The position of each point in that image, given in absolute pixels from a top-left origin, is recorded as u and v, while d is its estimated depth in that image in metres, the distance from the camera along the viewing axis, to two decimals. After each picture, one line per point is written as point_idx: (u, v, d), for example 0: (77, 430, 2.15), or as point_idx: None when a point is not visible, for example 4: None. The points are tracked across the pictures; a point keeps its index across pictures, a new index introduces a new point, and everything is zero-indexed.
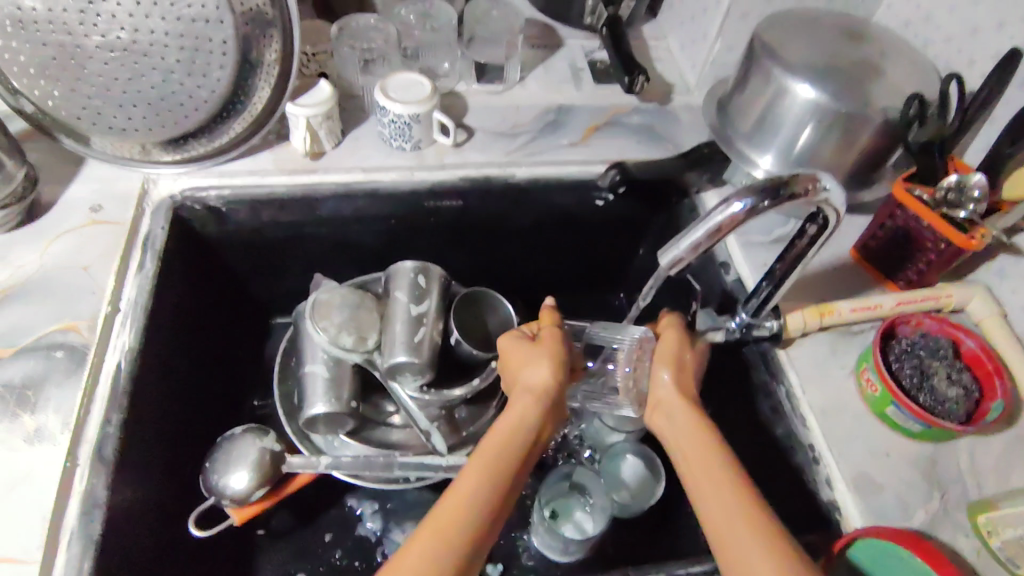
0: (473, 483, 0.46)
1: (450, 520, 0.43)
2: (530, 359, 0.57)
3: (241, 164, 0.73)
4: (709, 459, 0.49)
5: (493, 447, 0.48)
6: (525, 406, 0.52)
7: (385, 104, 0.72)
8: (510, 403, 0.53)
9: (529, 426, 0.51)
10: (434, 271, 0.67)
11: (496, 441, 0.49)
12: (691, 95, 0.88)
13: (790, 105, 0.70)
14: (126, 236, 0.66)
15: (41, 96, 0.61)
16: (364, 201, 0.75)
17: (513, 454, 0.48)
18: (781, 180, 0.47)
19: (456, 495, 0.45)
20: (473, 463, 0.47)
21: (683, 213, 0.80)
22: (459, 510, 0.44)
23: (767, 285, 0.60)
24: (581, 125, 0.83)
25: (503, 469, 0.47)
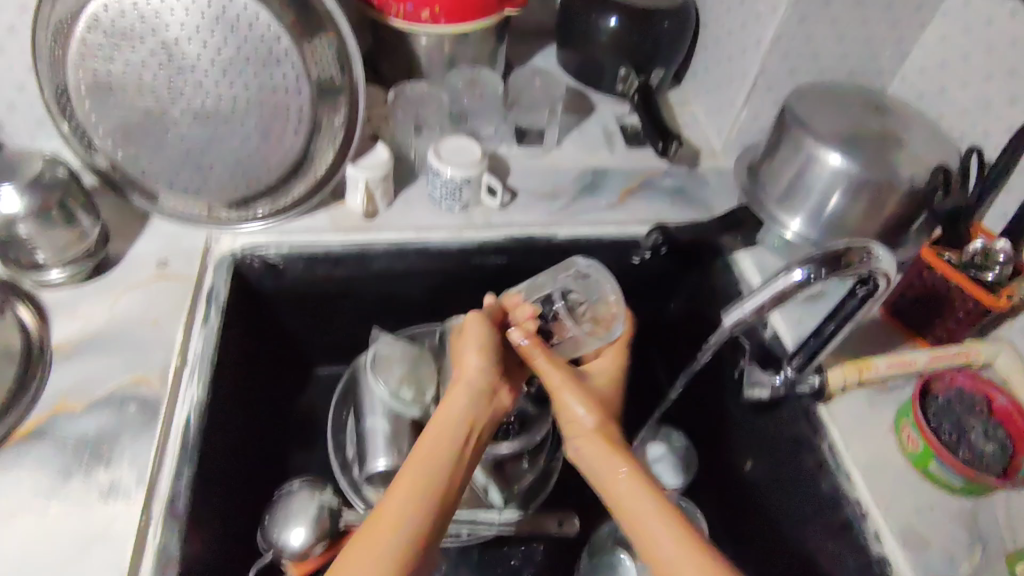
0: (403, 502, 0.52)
1: (404, 523, 0.51)
2: (466, 350, 0.64)
3: (299, 222, 0.76)
4: (626, 471, 0.57)
5: (435, 450, 0.56)
6: (457, 412, 0.59)
7: (439, 167, 0.76)
8: (442, 408, 0.60)
9: (462, 426, 0.58)
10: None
11: (435, 450, 0.56)
12: (718, 158, 0.93)
13: (819, 174, 0.75)
14: (192, 291, 0.68)
15: (122, 158, 0.64)
16: (415, 257, 0.78)
17: (446, 454, 0.56)
18: (839, 251, 0.50)
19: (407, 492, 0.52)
20: (422, 463, 0.55)
21: (716, 270, 0.83)
22: (411, 507, 0.52)
23: (815, 342, 0.63)
24: (617, 187, 0.87)
25: (448, 465, 0.55)
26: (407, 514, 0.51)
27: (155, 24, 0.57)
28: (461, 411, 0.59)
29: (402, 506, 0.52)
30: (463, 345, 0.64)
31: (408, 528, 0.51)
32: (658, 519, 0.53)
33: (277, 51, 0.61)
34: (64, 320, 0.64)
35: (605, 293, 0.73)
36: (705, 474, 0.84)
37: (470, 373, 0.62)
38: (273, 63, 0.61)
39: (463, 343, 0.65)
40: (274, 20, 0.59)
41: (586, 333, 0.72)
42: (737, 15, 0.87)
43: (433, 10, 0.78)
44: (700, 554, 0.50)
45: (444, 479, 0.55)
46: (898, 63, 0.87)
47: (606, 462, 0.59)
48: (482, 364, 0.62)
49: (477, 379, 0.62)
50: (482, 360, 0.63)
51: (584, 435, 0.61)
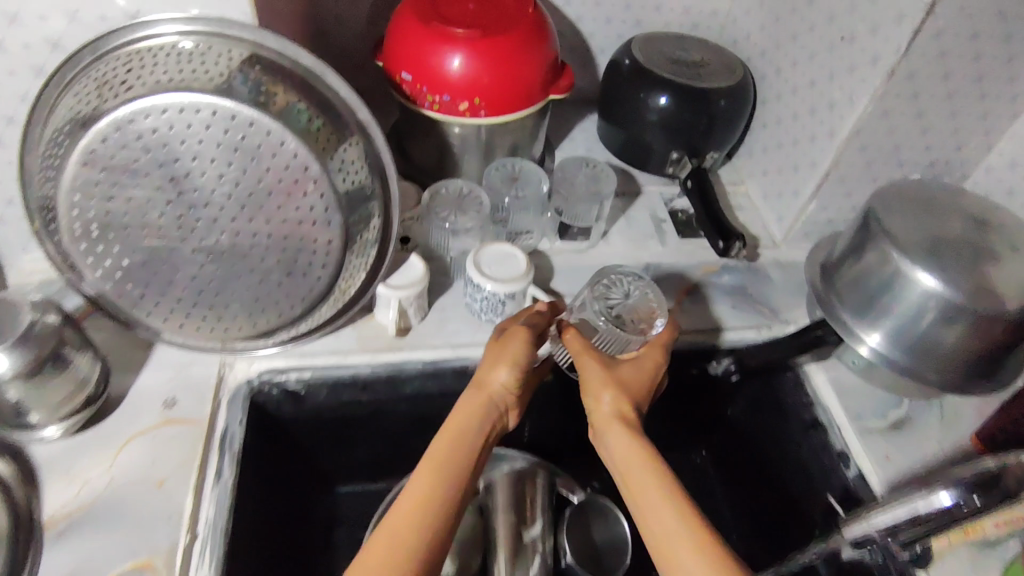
0: (417, 493, 0.51)
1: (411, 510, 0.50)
2: (493, 359, 0.61)
3: (322, 342, 0.67)
4: (659, 488, 0.52)
5: (443, 442, 0.55)
6: (469, 405, 0.58)
7: (480, 281, 0.67)
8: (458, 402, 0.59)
9: (472, 415, 0.58)
10: (536, 483, 0.67)
11: (445, 438, 0.55)
12: (779, 248, 0.85)
13: (908, 293, 0.66)
14: (203, 439, 0.60)
15: (123, 298, 0.55)
16: (452, 378, 0.69)
17: (466, 456, 0.54)
18: (991, 468, 0.49)
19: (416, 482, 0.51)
20: (434, 450, 0.54)
21: (786, 386, 0.74)
22: (420, 497, 0.50)
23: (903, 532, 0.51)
24: (672, 288, 0.79)
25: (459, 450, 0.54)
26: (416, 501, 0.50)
27: (162, 157, 0.49)
28: (475, 403, 0.58)
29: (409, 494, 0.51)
30: (491, 359, 0.61)
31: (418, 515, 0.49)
32: (670, 509, 0.50)
33: (303, 178, 0.52)
34: (59, 483, 0.56)
35: (643, 297, 0.67)
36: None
37: (493, 379, 0.60)
38: (298, 193, 0.52)
39: (489, 354, 0.62)
40: (301, 145, 0.51)
41: (630, 330, 0.65)
42: (805, 98, 0.78)
43: (473, 102, 0.70)
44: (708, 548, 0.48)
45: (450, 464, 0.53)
46: (984, 153, 0.78)
47: (639, 478, 0.54)
48: (507, 375, 0.59)
49: (497, 386, 0.60)
50: (506, 374, 0.60)
51: (615, 446, 0.57)
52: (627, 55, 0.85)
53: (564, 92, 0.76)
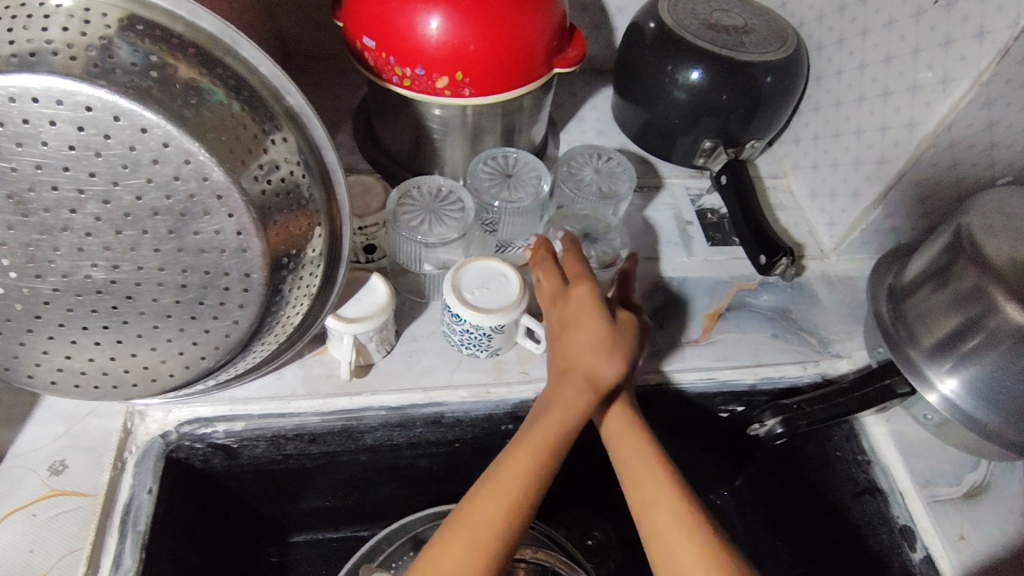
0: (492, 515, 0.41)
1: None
2: (591, 343, 0.49)
3: (260, 384, 0.53)
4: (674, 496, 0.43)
5: (493, 493, 0.42)
6: (533, 437, 0.45)
7: (460, 311, 0.53)
8: (537, 420, 0.46)
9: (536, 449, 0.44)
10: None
11: (494, 488, 0.42)
12: (827, 261, 0.70)
13: (1000, 336, 0.52)
14: (98, 514, 0.47)
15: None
16: (423, 427, 0.56)
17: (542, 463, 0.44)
18: None
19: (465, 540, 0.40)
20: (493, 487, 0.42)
21: (834, 438, 0.61)
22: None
23: None
24: (699, 310, 0.64)
25: (511, 509, 0.42)
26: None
27: None
28: (572, 405, 0.47)
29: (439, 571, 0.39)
30: (585, 336, 0.50)
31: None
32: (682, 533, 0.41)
33: (203, 193, 0.37)
34: None
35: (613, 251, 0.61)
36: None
37: (602, 374, 0.49)
38: (197, 213, 0.38)
39: (578, 328, 0.50)
40: (196, 146, 0.36)
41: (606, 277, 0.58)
42: (876, 77, 0.63)
43: (454, 78, 0.55)
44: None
45: (499, 529, 0.41)
46: None
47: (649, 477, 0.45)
48: (615, 369, 0.49)
49: (602, 382, 0.49)
50: (614, 366, 0.49)
51: (620, 434, 0.49)
52: (652, 17, 0.69)
53: (573, 65, 0.60)
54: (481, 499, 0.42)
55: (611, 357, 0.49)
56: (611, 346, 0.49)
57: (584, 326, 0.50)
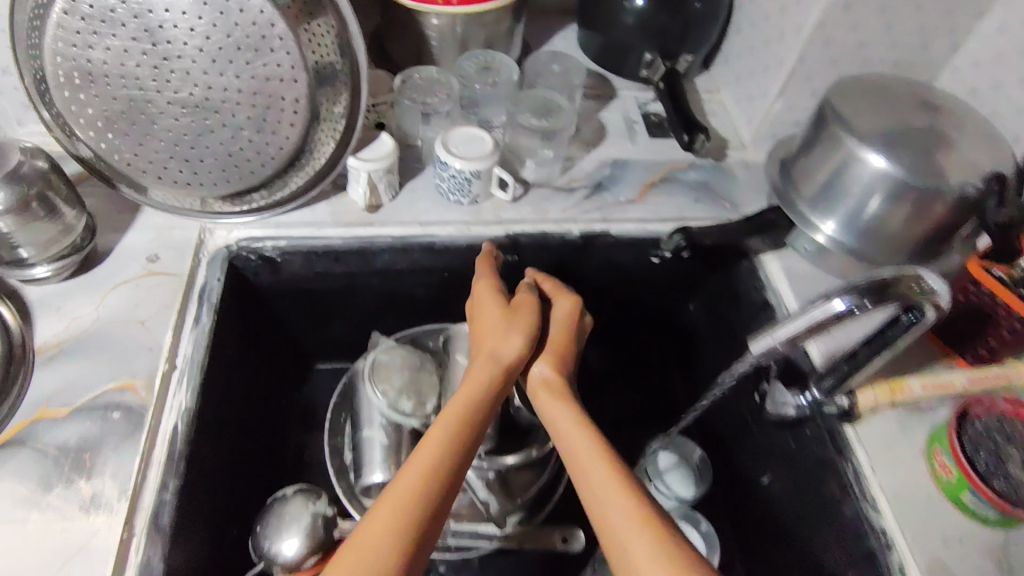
0: (419, 476, 0.48)
1: (381, 539, 0.45)
2: (500, 331, 0.61)
3: (297, 215, 0.71)
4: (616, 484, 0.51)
5: (423, 462, 0.50)
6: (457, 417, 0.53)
7: (447, 159, 0.71)
8: (457, 399, 0.55)
9: (457, 423, 0.53)
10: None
11: (424, 459, 0.50)
12: (746, 151, 0.88)
13: (858, 175, 0.68)
14: (183, 289, 0.65)
15: (106, 149, 0.61)
16: (420, 253, 0.74)
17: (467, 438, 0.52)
18: (883, 278, 0.44)
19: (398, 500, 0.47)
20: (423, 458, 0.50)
21: (741, 274, 0.78)
22: (391, 530, 0.45)
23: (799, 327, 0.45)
24: (637, 180, 0.82)
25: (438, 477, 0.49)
26: (385, 538, 0.45)
27: (137, 8, 0.53)
28: (480, 383, 0.57)
29: (376, 527, 0.45)
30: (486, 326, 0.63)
31: (388, 552, 0.44)
32: (628, 515, 0.48)
33: (270, 36, 0.55)
34: (49, 318, 0.62)
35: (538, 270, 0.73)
36: (733, 492, 0.80)
37: (503, 351, 0.59)
38: (265, 50, 0.56)
39: (484, 331, 0.63)
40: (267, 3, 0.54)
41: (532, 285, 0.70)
42: None
43: None
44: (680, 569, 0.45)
45: (426, 481, 0.48)
46: (950, 54, 0.80)
47: (595, 472, 0.52)
48: (515, 344, 0.60)
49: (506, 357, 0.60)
50: (512, 342, 0.60)
51: (566, 431, 0.57)
52: None
53: None
54: (414, 470, 0.49)
55: (513, 335, 0.61)
56: (513, 326, 0.61)
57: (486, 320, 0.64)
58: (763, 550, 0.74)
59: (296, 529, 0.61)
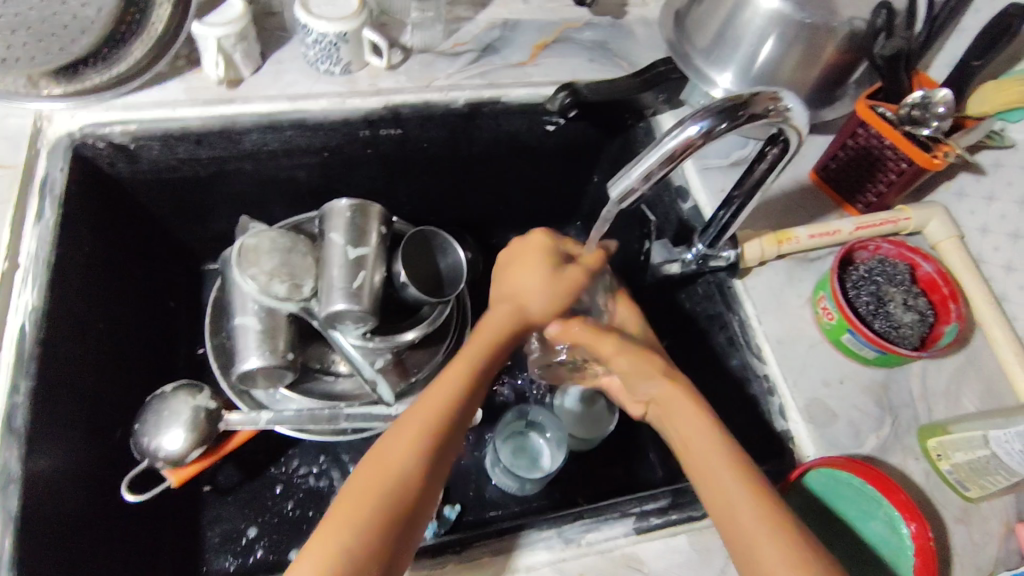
0: (434, 408, 0.47)
1: (393, 468, 0.44)
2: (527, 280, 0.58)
3: (147, 95, 0.65)
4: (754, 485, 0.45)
5: (432, 406, 0.48)
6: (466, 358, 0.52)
7: (307, 22, 0.64)
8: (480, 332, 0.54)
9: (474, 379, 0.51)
10: (375, 211, 0.62)
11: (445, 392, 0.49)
12: (647, 7, 0.82)
13: (751, 18, 0.62)
14: (21, 181, 0.59)
15: None
16: (292, 131, 0.67)
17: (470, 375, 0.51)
18: (741, 98, 0.42)
19: (400, 437, 0.45)
20: (434, 393, 0.49)
21: (639, 137, 0.75)
22: (403, 470, 0.44)
23: (654, 158, 0.43)
24: (529, 42, 0.76)
25: (450, 416, 0.47)
26: (401, 458, 0.44)
27: None
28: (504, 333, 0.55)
29: (398, 441, 0.45)
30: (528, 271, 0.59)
31: (403, 475, 0.44)
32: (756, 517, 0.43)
33: None
34: None
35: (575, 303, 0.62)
36: None
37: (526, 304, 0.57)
38: None
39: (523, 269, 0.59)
40: None
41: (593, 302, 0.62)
42: None
43: None
44: (794, 544, 0.41)
45: (445, 429, 0.47)
46: None
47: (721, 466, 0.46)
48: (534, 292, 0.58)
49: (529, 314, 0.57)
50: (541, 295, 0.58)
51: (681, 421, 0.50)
52: None
53: None
54: (425, 406, 0.47)
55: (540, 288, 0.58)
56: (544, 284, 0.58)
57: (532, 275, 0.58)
58: None
59: (176, 417, 0.59)
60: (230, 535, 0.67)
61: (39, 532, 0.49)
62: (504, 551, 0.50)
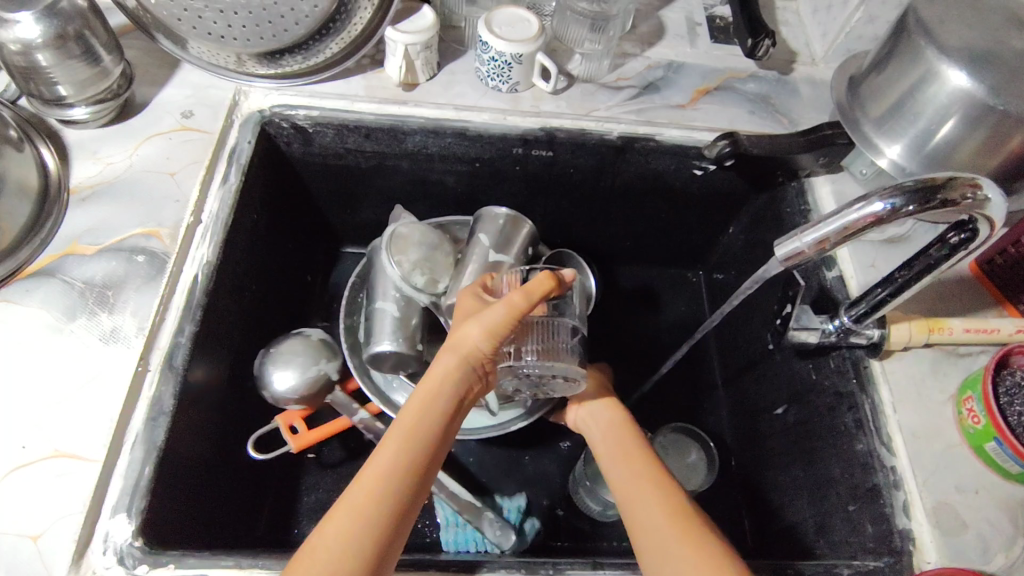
0: (385, 462, 0.45)
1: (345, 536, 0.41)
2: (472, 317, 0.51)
3: (332, 87, 0.70)
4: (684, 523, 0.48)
5: (374, 479, 0.44)
6: (421, 403, 0.48)
7: (488, 39, 0.67)
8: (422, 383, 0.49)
9: (431, 426, 0.47)
10: (525, 225, 0.65)
11: (398, 439, 0.46)
12: (816, 67, 0.81)
13: (935, 96, 0.60)
14: (213, 147, 0.65)
15: (156, 4, 0.61)
16: (453, 139, 0.71)
17: (432, 424, 0.48)
18: (935, 181, 0.41)
19: (349, 501, 0.43)
20: (385, 449, 0.45)
21: (787, 196, 0.73)
22: (351, 538, 0.41)
23: (829, 223, 0.43)
24: (691, 86, 0.77)
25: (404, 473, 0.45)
26: (348, 533, 0.41)
27: None
28: (457, 372, 0.50)
29: (349, 508, 0.43)
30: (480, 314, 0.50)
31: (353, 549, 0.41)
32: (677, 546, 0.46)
33: None
34: (85, 161, 0.63)
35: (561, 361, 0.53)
36: (744, 419, 0.78)
37: (466, 341, 0.50)
38: None
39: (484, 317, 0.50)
40: None
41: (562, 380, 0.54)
42: None
43: None
44: None
45: (388, 501, 0.43)
46: None
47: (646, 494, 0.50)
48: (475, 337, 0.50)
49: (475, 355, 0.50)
50: (483, 340, 0.50)
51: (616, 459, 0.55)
52: None
53: None
54: (376, 467, 0.44)
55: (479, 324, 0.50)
56: (491, 321, 0.49)
57: (484, 317, 0.50)
58: (764, 475, 0.73)
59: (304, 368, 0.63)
60: (323, 505, 0.70)
61: (173, 467, 0.53)
62: None
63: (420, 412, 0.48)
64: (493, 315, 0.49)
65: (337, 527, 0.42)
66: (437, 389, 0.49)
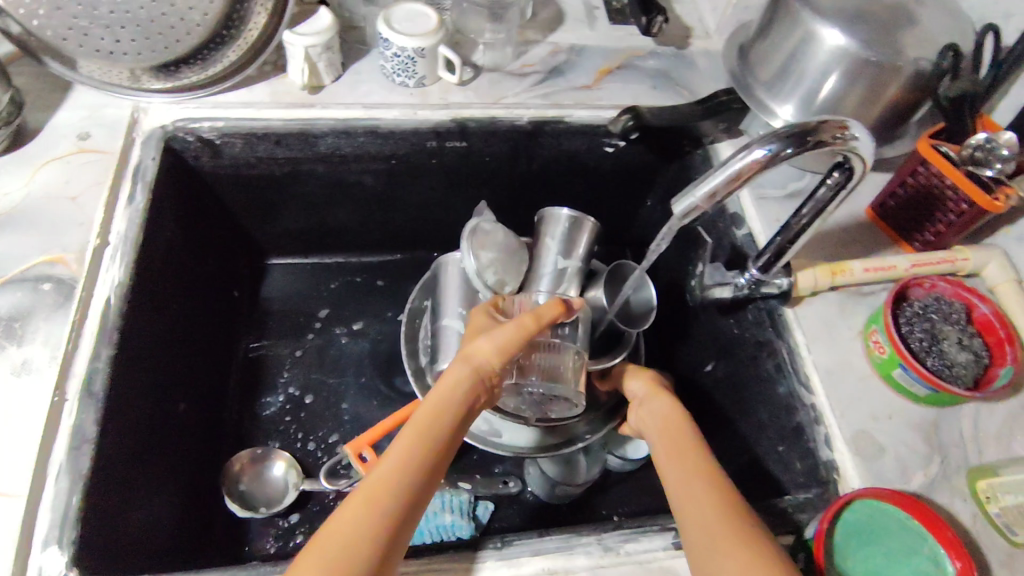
0: (401, 456, 0.44)
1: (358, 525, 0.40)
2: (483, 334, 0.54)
3: (234, 96, 0.69)
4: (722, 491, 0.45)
5: (388, 471, 0.43)
6: (433, 406, 0.49)
7: (388, 36, 0.68)
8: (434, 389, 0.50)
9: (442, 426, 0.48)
10: (587, 226, 0.71)
11: (412, 436, 0.46)
12: (711, 40, 0.85)
13: (814, 55, 0.64)
14: (116, 167, 0.63)
15: (38, 26, 0.59)
16: (365, 137, 0.71)
17: (443, 424, 0.48)
18: (808, 125, 0.44)
19: (364, 493, 0.42)
20: (399, 445, 0.45)
21: (695, 164, 0.76)
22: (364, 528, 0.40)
23: (714, 173, 0.45)
24: (593, 67, 0.79)
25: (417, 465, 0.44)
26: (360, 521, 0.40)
27: None
28: (465, 378, 0.51)
29: (362, 498, 0.41)
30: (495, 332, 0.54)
31: (364, 535, 0.40)
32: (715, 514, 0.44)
33: None
34: None
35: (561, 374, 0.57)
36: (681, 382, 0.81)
37: (479, 352, 0.52)
38: None
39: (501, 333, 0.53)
40: None
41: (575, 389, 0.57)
42: None
43: None
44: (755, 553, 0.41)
45: (401, 488, 0.42)
46: None
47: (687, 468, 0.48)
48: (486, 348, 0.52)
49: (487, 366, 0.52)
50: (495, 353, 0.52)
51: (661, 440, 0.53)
52: None
53: None
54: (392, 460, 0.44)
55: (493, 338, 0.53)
56: (504, 337, 0.53)
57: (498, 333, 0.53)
58: None
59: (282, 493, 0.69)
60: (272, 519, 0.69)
61: (105, 493, 0.52)
62: (544, 552, 0.51)
63: (431, 414, 0.48)
64: (507, 330, 0.53)
65: (351, 516, 0.40)
66: (446, 394, 0.50)
